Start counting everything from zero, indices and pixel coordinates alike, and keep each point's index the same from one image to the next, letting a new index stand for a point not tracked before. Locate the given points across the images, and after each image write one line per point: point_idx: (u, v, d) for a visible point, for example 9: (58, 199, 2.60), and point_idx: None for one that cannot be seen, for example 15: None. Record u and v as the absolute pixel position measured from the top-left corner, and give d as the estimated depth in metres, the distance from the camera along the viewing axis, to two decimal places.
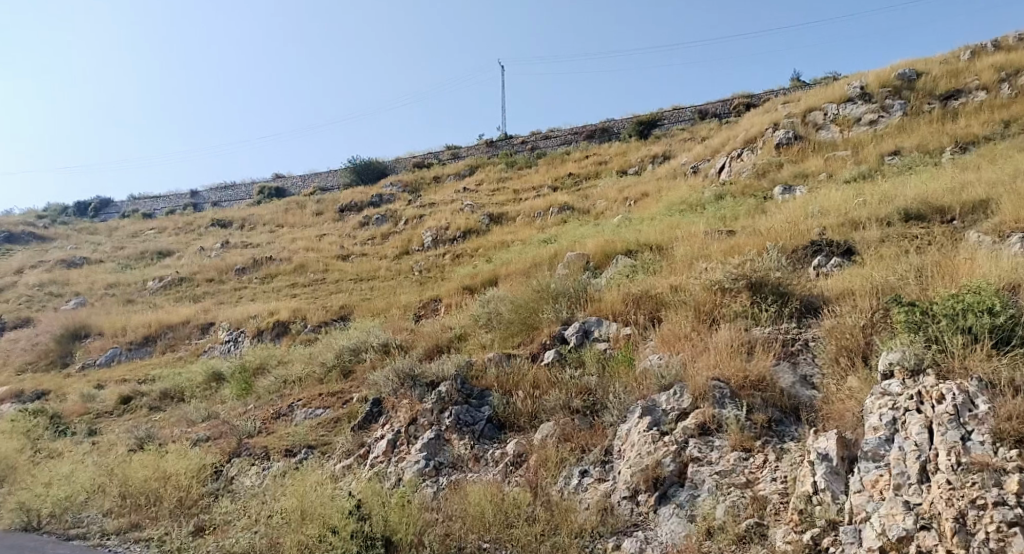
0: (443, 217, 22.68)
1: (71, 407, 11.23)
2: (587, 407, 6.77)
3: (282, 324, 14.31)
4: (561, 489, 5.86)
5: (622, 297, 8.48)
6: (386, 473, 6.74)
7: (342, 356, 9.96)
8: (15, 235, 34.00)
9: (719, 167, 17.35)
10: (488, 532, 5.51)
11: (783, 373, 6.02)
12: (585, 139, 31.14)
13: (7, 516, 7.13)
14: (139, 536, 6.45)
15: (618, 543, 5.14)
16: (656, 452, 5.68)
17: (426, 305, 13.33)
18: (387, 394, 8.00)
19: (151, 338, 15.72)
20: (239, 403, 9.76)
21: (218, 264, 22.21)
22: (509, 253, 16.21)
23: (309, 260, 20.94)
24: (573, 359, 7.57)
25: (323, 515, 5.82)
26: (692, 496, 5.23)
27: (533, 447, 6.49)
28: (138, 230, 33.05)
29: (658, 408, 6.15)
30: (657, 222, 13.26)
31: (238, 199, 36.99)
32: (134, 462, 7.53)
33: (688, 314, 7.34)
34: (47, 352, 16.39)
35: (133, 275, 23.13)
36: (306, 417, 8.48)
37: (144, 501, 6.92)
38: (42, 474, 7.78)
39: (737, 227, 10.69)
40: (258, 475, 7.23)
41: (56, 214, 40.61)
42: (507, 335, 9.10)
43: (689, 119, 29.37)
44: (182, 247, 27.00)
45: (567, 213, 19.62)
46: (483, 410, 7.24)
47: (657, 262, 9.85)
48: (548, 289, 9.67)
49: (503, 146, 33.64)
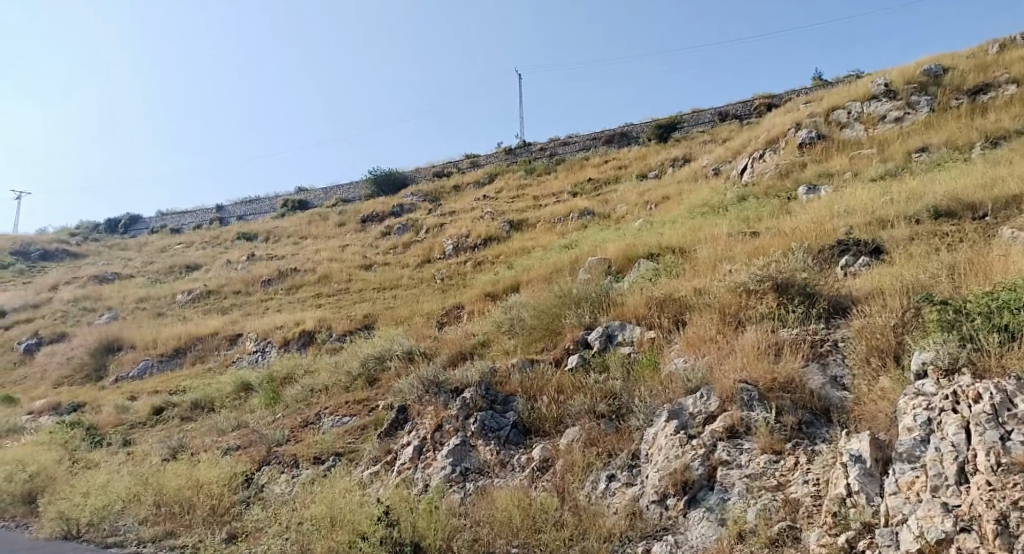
0: (464, 225, 22.83)
1: (106, 418, 11.48)
2: (613, 412, 6.75)
3: (309, 334, 14.51)
4: (589, 494, 5.84)
5: (645, 300, 8.46)
6: (413, 480, 6.80)
7: (367, 364, 10.06)
8: (50, 253, 34.97)
9: (740, 169, 17.21)
10: (517, 537, 5.50)
11: (812, 374, 5.96)
12: (604, 144, 31.11)
13: (48, 526, 7.30)
14: (173, 543, 6.55)
15: (648, 547, 5.10)
16: (684, 456, 5.65)
17: (449, 312, 13.41)
18: (412, 401, 8.05)
19: (181, 349, 16.00)
20: (267, 411, 9.90)
21: (244, 276, 22.56)
22: (530, 259, 16.24)
23: (333, 270, 21.19)
24: (598, 363, 7.56)
25: (353, 521, 5.89)
26: (722, 499, 5.19)
27: (559, 452, 6.49)
28: (166, 245, 33.75)
29: (685, 412, 6.12)
30: (679, 225, 13.20)
31: (262, 212, 37.55)
32: (168, 472, 7.67)
33: (713, 316, 7.30)
34: (83, 366, 16.80)
35: (162, 289, 23.59)
36: (333, 425, 8.58)
37: (178, 509, 7.05)
38: (79, 484, 7.95)
39: (762, 228, 10.61)
40: (288, 483, 7.33)
41: (88, 232, 41.65)
42: (530, 341, 9.12)
43: (709, 121, 29.21)
44: (209, 260, 27.49)
45: (588, 217, 19.62)
46: (508, 416, 7.26)
47: (680, 265, 9.81)
48: (570, 294, 9.66)
49: (521, 152, 33.74)
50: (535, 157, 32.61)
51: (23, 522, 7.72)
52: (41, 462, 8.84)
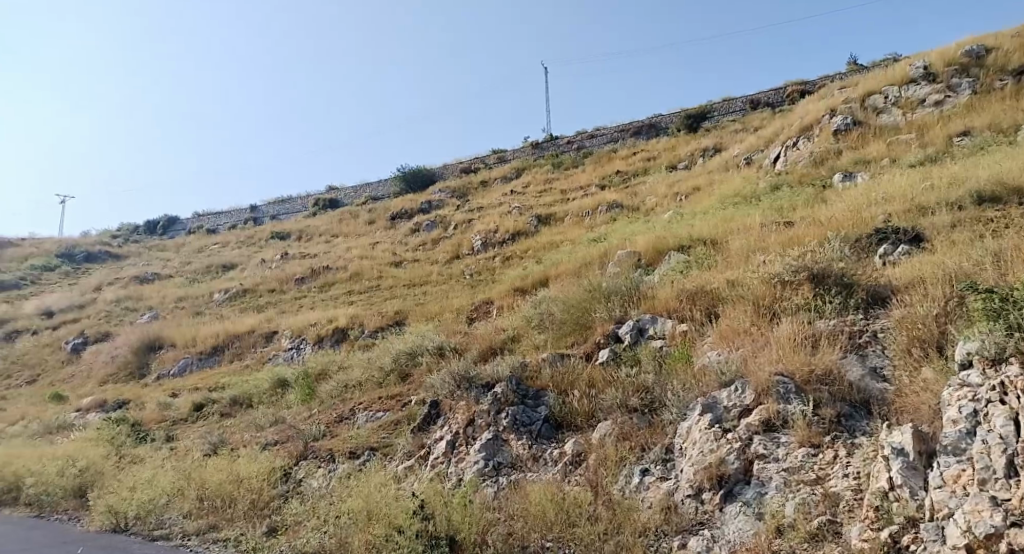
0: (492, 220, 22.88)
1: (150, 414, 11.84)
2: (645, 406, 6.71)
3: (342, 331, 14.73)
4: (623, 488, 5.83)
5: (676, 293, 8.38)
6: (447, 474, 6.88)
7: (399, 359, 10.18)
8: (93, 255, 36.12)
9: (773, 158, 16.88)
10: (551, 531, 5.52)
11: (851, 365, 5.85)
12: (632, 136, 30.81)
13: (98, 519, 7.56)
14: (216, 537, 6.73)
15: (684, 542, 5.08)
16: (719, 449, 5.60)
17: (478, 307, 13.47)
18: (444, 396, 8.12)
19: (219, 347, 16.38)
20: (303, 407, 10.09)
21: (278, 275, 22.97)
22: (559, 253, 16.21)
23: (364, 267, 21.43)
24: (629, 358, 7.53)
25: (389, 515, 5.99)
26: (759, 494, 5.12)
27: (591, 446, 6.49)
28: (203, 245, 34.55)
29: (720, 405, 6.05)
30: (710, 216, 13.04)
31: (295, 211, 38.16)
32: (210, 467, 7.88)
33: (747, 308, 7.19)
34: (126, 364, 17.33)
35: (200, 288, 24.18)
36: (367, 420, 8.72)
37: (220, 503, 7.23)
38: (127, 478, 8.23)
39: (796, 217, 10.41)
40: (324, 477, 7.46)
41: (129, 234, 42.87)
42: (561, 335, 9.11)
43: (739, 110, 28.73)
44: (244, 259, 28.07)
45: (616, 210, 19.48)
46: (540, 410, 7.27)
47: (712, 256, 9.69)
48: (600, 288, 9.62)
49: (548, 146, 33.62)
50: (562, 151, 32.46)
51: (74, 515, 8.01)
52: (90, 457, 9.15)
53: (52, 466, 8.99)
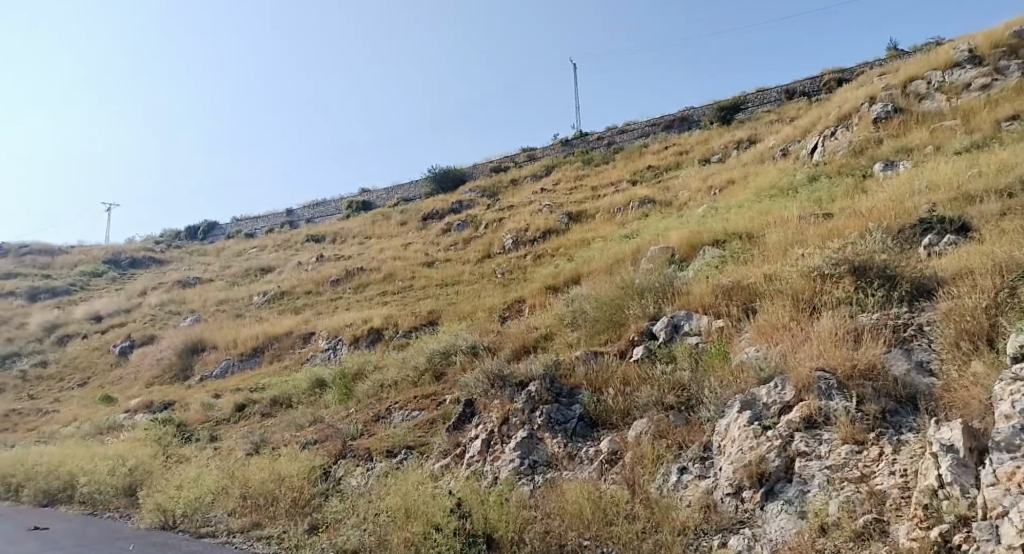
0: (523, 219, 22.88)
1: (194, 415, 12.17)
2: (682, 403, 6.63)
3: (377, 331, 14.91)
4: (660, 486, 5.78)
5: (712, 288, 8.25)
6: (482, 472, 6.91)
7: (433, 359, 10.27)
8: (138, 261, 37.29)
9: (810, 149, 16.49)
10: (588, 530, 5.48)
11: (895, 360, 5.69)
12: (663, 130, 30.46)
13: (148, 516, 7.80)
14: (260, 534, 6.89)
15: (724, 541, 5.00)
16: (759, 447, 5.50)
17: (511, 306, 13.48)
18: (478, 394, 8.16)
19: (259, 348, 16.74)
20: (341, 407, 10.25)
21: (314, 277, 23.35)
22: (591, 250, 16.13)
23: (397, 268, 21.65)
24: (664, 355, 7.45)
25: (427, 513, 6.05)
26: (801, 492, 5.02)
27: (627, 444, 6.44)
28: (241, 249, 35.35)
29: (759, 402, 5.95)
30: (745, 210, 12.81)
31: (329, 214, 38.75)
32: (253, 465, 8.06)
33: (786, 303, 7.05)
34: (171, 366, 17.85)
35: (239, 291, 24.73)
36: (403, 419, 8.81)
37: (263, 501, 7.38)
38: (174, 477, 8.47)
39: (835, 209, 10.16)
40: (363, 475, 7.58)
41: (171, 240, 44.10)
42: (594, 333, 9.07)
43: (774, 100, 28.17)
44: (281, 262, 28.62)
45: (649, 206, 19.30)
46: (574, 408, 7.23)
47: (748, 251, 9.53)
48: (634, 285, 9.54)
49: (578, 143, 33.46)
50: (592, 147, 32.27)
51: (125, 513, 8.29)
52: (139, 456, 9.46)
53: (103, 465, 9.30)
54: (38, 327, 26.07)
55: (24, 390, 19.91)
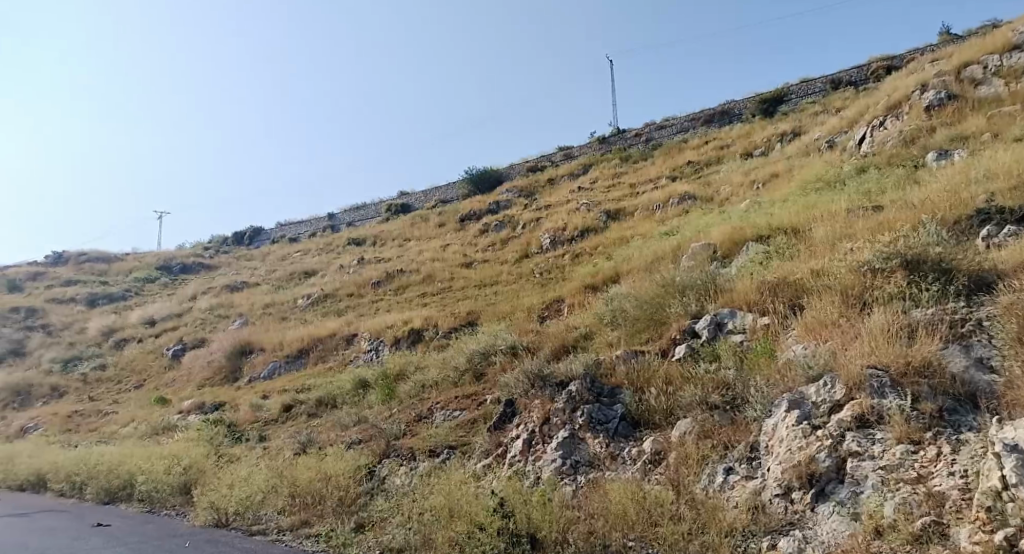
0: (560, 218, 22.82)
1: (244, 415, 12.52)
2: (727, 403, 6.51)
3: (417, 332, 15.08)
4: (706, 487, 5.68)
5: (756, 285, 8.08)
6: (525, 472, 6.91)
7: (473, 359, 10.33)
8: (188, 267, 38.57)
9: (858, 140, 16.00)
10: (633, 530, 5.44)
11: (953, 357, 5.46)
12: (703, 125, 29.96)
13: (202, 514, 8.04)
14: (308, 532, 7.03)
15: (774, 542, 4.90)
16: (808, 447, 5.36)
17: (549, 306, 13.46)
18: (519, 394, 8.18)
19: (304, 350, 17.11)
20: (384, 406, 10.39)
21: (356, 279, 23.74)
22: (630, 248, 15.99)
23: (436, 270, 21.86)
24: (707, 354, 7.34)
25: (470, 513, 6.10)
26: (854, 493, 4.88)
27: (671, 444, 6.36)
28: (285, 254, 36.18)
29: (808, 401, 5.79)
30: (790, 204, 12.50)
31: (369, 218, 39.30)
32: (300, 465, 8.23)
33: (834, 298, 6.85)
34: (221, 368, 18.41)
35: (284, 294, 25.32)
36: (445, 418, 8.91)
37: (311, 500, 7.54)
38: (226, 476, 8.72)
39: (884, 201, 9.84)
40: (407, 475, 7.68)
41: (218, 246, 45.42)
42: (635, 331, 8.99)
43: (819, 91, 27.41)
44: (323, 266, 29.19)
45: (689, 202, 19.02)
46: (616, 408, 7.17)
47: (793, 246, 9.30)
48: (675, 283, 9.42)
49: (615, 141, 33.18)
50: (630, 144, 31.96)
51: (181, 511, 8.58)
52: (193, 456, 9.78)
53: (160, 465, 9.65)
54: (96, 331, 27.21)
55: (85, 392, 20.81)
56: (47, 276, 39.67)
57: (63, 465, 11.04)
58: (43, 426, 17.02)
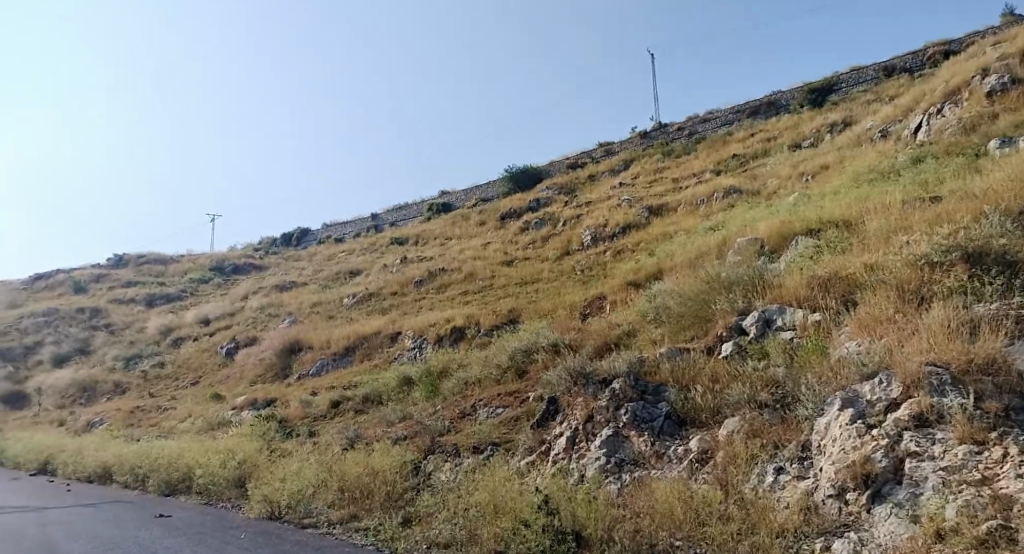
0: (601, 214, 22.67)
1: (294, 411, 12.86)
2: (777, 401, 6.37)
3: (459, 329, 15.21)
4: (755, 487, 5.57)
5: (806, 281, 7.89)
6: (569, 469, 6.91)
7: (515, 357, 10.37)
8: (239, 267, 39.78)
9: (913, 129, 15.40)
10: (680, 530, 5.35)
11: (1020, 353, 5.21)
12: (748, 117, 29.30)
13: (257, 507, 8.29)
14: (358, 526, 7.18)
15: (828, 544, 4.78)
16: (863, 447, 5.20)
17: (591, 303, 13.41)
18: (561, 392, 8.19)
19: (350, 348, 17.45)
20: (428, 403, 10.53)
21: (399, 278, 24.08)
22: (673, 244, 15.78)
23: (478, 268, 22.00)
24: (756, 351, 7.20)
25: (515, 509, 6.13)
26: (912, 495, 4.70)
27: (718, 443, 6.26)
28: (331, 254, 36.96)
29: (862, 400, 5.62)
30: (841, 196, 12.14)
31: (412, 217, 39.79)
32: (349, 460, 8.39)
33: (889, 294, 6.64)
34: (271, 365, 18.96)
35: (330, 293, 25.88)
36: (488, 415, 8.97)
37: (359, 494, 7.70)
38: (278, 470, 8.96)
39: (943, 192, 9.47)
40: (452, 471, 7.77)
41: (268, 247, 46.75)
42: (679, 329, 8.88)
43: (872, 78, 26.50)
44: (368, 265, 29.71)
45: (734, 196, 18.66)
46: (661, 406, 7.10)
47: (844, 240, 9.03)
48: (720, 278, 9.26)
49: (657, 135, 32.74)
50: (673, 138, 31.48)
51: (237, 503, 8.87)
52: (247, 450, 10.09)
53: (216, 459, 9.99)
54: (155, 331, 28.35)
55: (146, 389, 21.71)
56: (109, 277, 41.50)
57: (127, 458, 11.55)
58: (108, 420, 17.85)
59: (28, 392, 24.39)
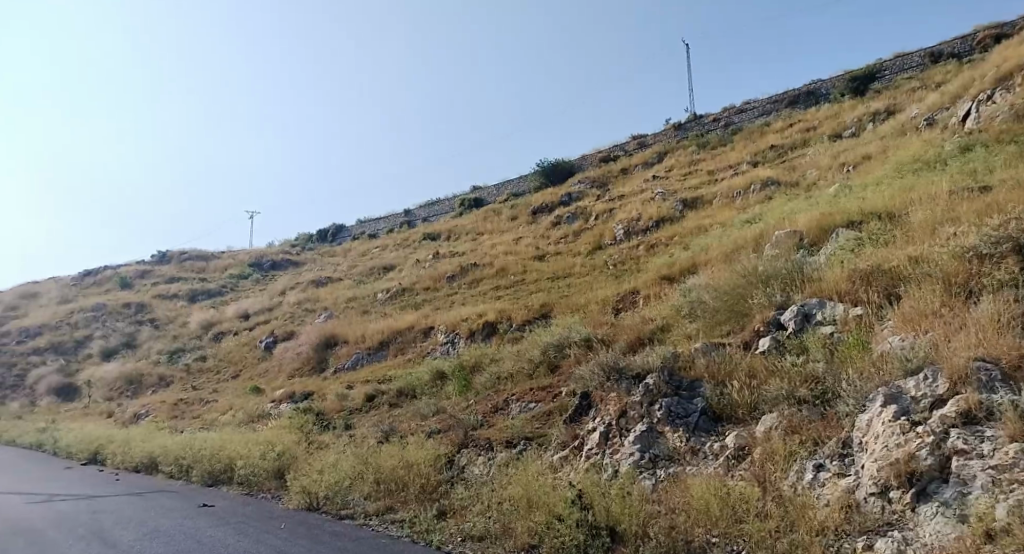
0: (634, 208, 22.46)
1: (330, 405, 13.07)
2: (816, 397, 6.24)
3: (491, 324, 15.24)
4: (794, 484, 5.46)
5: (847, 274, 7.71)
6: (603, 464, 6.88)
7: (548, 351, 10.35)
8: (276, 263, 40.56)
9: (962, 117, 14.87)
10: (716, 527, 5.29)
11: None
12: (787, 107, 28.67)
13: (295, 497, 8.45)
14: (394, 517, 7.29)
15: (870, 543, 4.66)
16: (908, 444, 5.05)
17: (624, 297, 13.31)
18: (594, 387, 8.17)
19: (385, 342, 17.66)
20: (461, 397, 10.59)
21: (432, 273, 24.25)
22: (708, 237, 15.56)
23: (510, 263, 22.03)
24: (795, 346, 7.06)
25: (549, 503, 6.15)
26: (960, 494, 4.54)
27: (755, 440, 6.17)
28: (365, 249, 37.42)
29: (906, 396, 5.47)
30: (885, 187, 11.80)
31: (444, 213, 40.00)
32: (384, 453, 8.51)
33: (935, 287, 6.46)
34: (308, 359, 19.33)
35: (364, 288, 26.20)
36: (521, 410, 8.99)
37: (394, 486, 7.80)
38: (315, 462, 9.14)
39: (993, 181, 9.14)
40: (485, 465, 7.82)
41: (304, 243, 47.58)
42: (714, 323, 8.76)
43: (917, 65, 25.67)
44: (401, 261, 29.99)
45: (771, 188, 18.30)
46: (696, 402, 7.02)
47: (887, 232, 8.79)
48: (757, 272, 9.10)
49: (692, 127, 32.26)
50: (708, 130, 30.98)
51: (276, 494, 9.08)
52: (285, 443, 10.30)
53: (256, 450, 10.23)
54: (196, 325, 29.13)
55: (188, 382, 22.33)
56: (153, 274, 42.75)
57: (171, 449, 11.92)
58: (153, 412, 18.43)
59: (78, 385, 25.33)
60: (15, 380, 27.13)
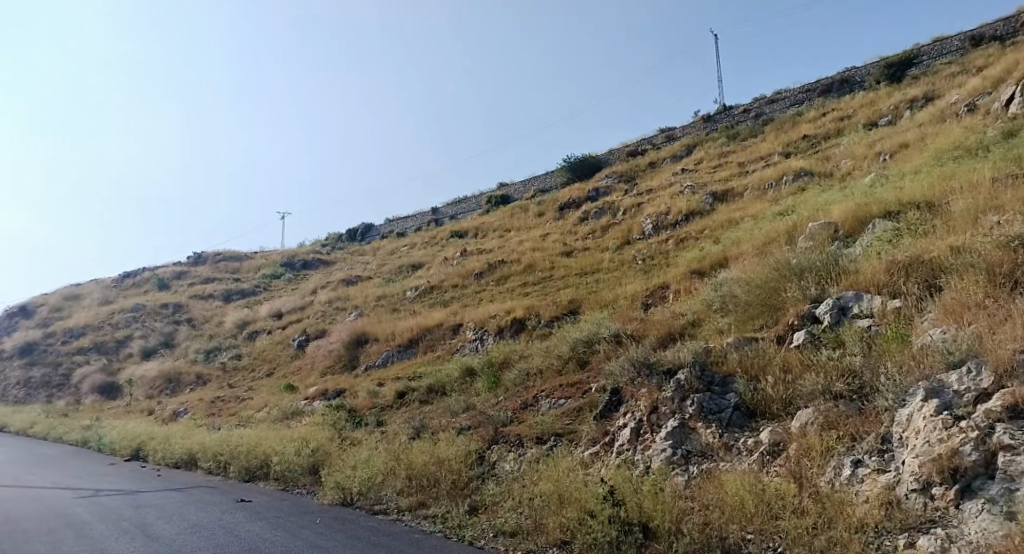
0: (663, 202, 22.24)
1: (362, 402, 13.22)
2: (853, 391, 6.11)
3: (519, 321, 15.24)
4: (831, 480, 5.35)
5: (885, 266, 7.52)
6: (634, 461, 6.84)
7: (577, 348, 10.32)
8: (308, 263, 41.16)
9: (1004, 101, 14.35)
10: (751, 523, 5.21)
11: None
12: (819, 96, 28.08)
13: (329, 493, 8.58)
14: (426, 513, 7.34)
15: (912, 540, 4.54)
16: (951, 440, 4.90)
17: (654, 292, 13.19)
18: (624, 383, 8.13)
19: (414, 340, 17.81)
20: (491, 394, 10.63)
21: (460, 271, 24.35)
22: (739, 230, 15.33)
23: (537, 259, 22.00)
24: (831, 340, 6.92)
25: (580, 499, 6.13)
26: (1007, 490, 4.39)
27: (791, 435, 6.05)
28: (393, 248, 37.71)
29: (948, 390, 5.32)
30: (923, 175, 11.48)
31: (470, 210, 40.10)
32: (415, 449, 8.58)
33: (979, 278, 6.26)
34: (340, 357, 19.57)
35: (393, 287, 26.44)
36: (551, 406, 8.99)
37: (426, 482, 7.87)
38: (348, 458, 9.25)
39: None
40: (515, 461, 7.84)
41: (334, 243, 48.14)
42: (747, 318, 8.62)
43: (957, 48, 24.92)
44: (429, 259, 30.17)
45: (805, 179, 17.94)
46: (728, 397, 6.93)
47: (926, 222, 8.55)
48: (790, 265, 8.93)
49: (721, 118, 31.75)
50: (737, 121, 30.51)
51: (311, 489, 9.23)
52: (319, 439, 10.46)
53: (291, 447, 10.40)
54: (231, 325, 29.72)
55: (224, 380, 22.80)
56: (190, 275, 43.73)
57: (209, 446, 12.18)
58: (191, 410, 18.86)
59: (120, 383, 26.04)
60: (61, 379, 28.02)
